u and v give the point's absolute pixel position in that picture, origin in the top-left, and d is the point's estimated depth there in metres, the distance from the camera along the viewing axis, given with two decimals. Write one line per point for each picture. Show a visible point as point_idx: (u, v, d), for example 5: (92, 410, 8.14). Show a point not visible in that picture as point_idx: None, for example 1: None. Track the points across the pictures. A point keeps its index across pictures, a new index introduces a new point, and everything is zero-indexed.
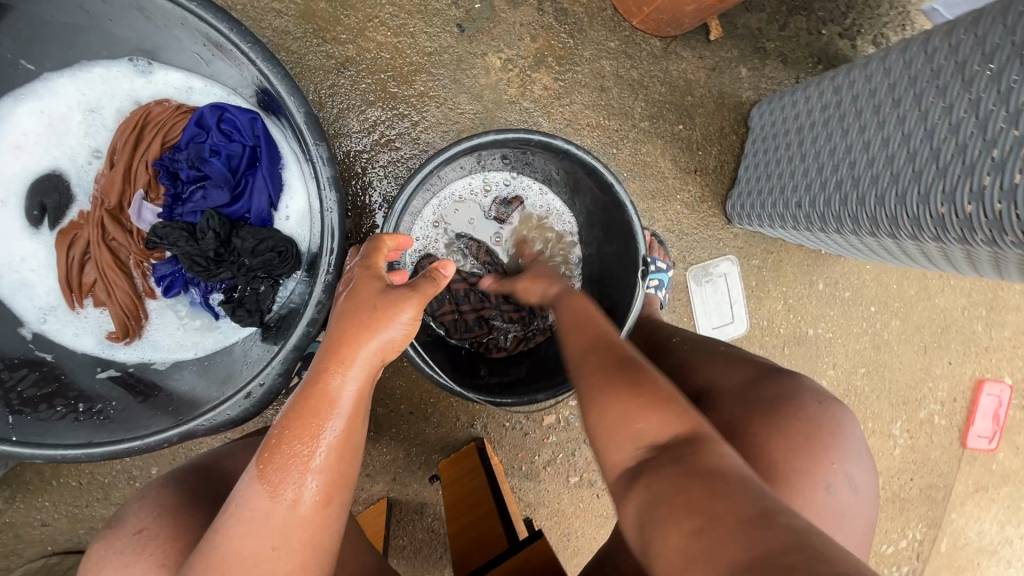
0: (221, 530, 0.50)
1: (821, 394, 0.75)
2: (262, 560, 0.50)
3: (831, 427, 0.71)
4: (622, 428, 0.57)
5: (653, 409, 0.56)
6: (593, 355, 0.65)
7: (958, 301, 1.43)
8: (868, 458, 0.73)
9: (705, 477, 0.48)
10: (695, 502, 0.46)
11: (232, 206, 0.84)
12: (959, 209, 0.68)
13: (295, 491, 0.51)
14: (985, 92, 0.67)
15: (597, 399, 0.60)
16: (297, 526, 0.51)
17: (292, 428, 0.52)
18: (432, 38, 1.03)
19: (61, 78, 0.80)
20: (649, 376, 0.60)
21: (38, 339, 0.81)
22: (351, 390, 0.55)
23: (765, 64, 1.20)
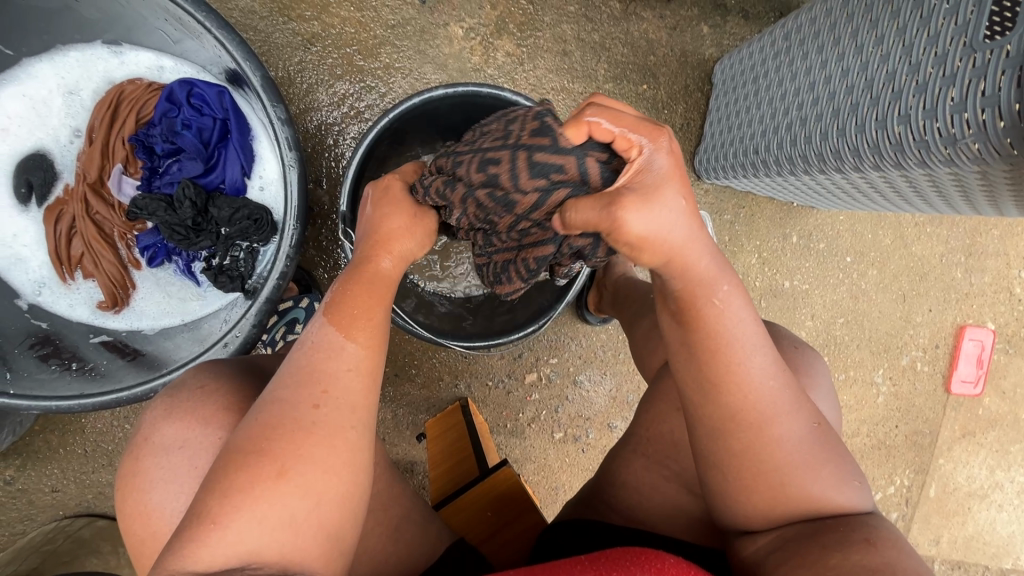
0: (298, 358, 0.56)
1: (798, 341, 0.77)
2: (342, 376, 0.55)
3: (808, 369, 0.73)
4: (802, 498, 0.59)
5: (830, 479, 0.59)
6: (778, 412, 0.58)
7: (936, 249, 1.44)
8: (834, 395, 0.75)
9: (873, 530, 0.56)
10: (877, 545, 0.53)
11: (207, 178, 0.88)
12: (891, 133, 0.71)
13: (358, 331, 0.57)
14: (910, 20, 0.70)
15: (781, 467, 0.58)
16: (360, 361, 0.56)
17: (352, 288, 0.60)
18: (394, 11, 1.07)
19: (39, 63, 0.84)
20: (828, 442, 0.61)
21: (34, 309, 0.86)
22: (395, 271, 0.65)
23: (727, 20, 1.21)
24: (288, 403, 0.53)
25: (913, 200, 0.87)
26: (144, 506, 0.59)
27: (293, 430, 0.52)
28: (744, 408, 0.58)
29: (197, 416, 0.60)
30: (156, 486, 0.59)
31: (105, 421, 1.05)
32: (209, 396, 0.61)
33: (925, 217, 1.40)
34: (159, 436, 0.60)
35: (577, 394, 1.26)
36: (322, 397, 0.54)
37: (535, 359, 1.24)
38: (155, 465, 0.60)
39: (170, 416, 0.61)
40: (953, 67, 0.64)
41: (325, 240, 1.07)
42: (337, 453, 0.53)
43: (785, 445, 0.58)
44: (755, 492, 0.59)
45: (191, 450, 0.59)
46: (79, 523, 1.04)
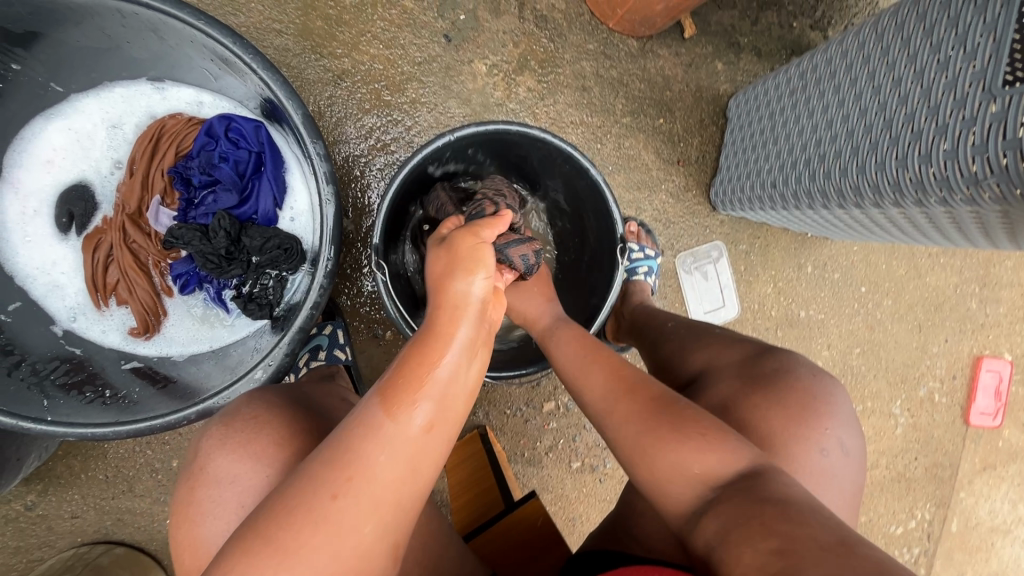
0: (340, 434, 0.54)
1: (815, 368, 0.77)
2: (375, 466, 0.52)
3: (826, 398, 0.73)
4: (684, 470, 0.60)
5: (708, 446, 0.60)
6: (620, 398, 0.69)
7: (950, 280, 1.45)
8: (856, 423, 0.74)
9: (776, 505, 0.53)
10: (769, 527, 0.51)
11: (240, 209, 0.91)
12: (911, 172, 0.73)
13: (407, 413, 0.54)
14: (927, 64, 0.73)
15: (636, 448, 0.64)
16: (404, 444, 0.53)
17: (408, 360, 0.56)
18: (421, 48, 1.11)
19: (85, 98, 0.88)
20: (689, 415, 0.64)
21: (68, 335, 0.88)
22: (467, 333, 0.59)
23: (740, 58, 1.26)
24: (313, 483, 0.51)
25: (931, 234, 0.89)
26: (193, 538, 0.60)
27: (303, 519, 0.50)
28: (593, 404, 0.72)
29: (253, 446, 0.62)
30: (205, 518, 0.60)
31: (128, 447, 1.05)
32: (262, 427, 0.64)
33: (938, 248, 1.41)
34: (213, 466, 0.62)
35: None
36: (344, 486, 0.51)
37: (553, 388, 1.24)
38: (208, 496, 0.61)
39: (223, 447, 0.63)
40: (973, 110, 0.65)
41: (349, 268, 1.10)
42: (351, 540, 0.51)
43: (635, 416, 0.66)
44: (640, 470, 0.64)
45: (243, 483, 0.60)
46: (97, 550, 1.03)
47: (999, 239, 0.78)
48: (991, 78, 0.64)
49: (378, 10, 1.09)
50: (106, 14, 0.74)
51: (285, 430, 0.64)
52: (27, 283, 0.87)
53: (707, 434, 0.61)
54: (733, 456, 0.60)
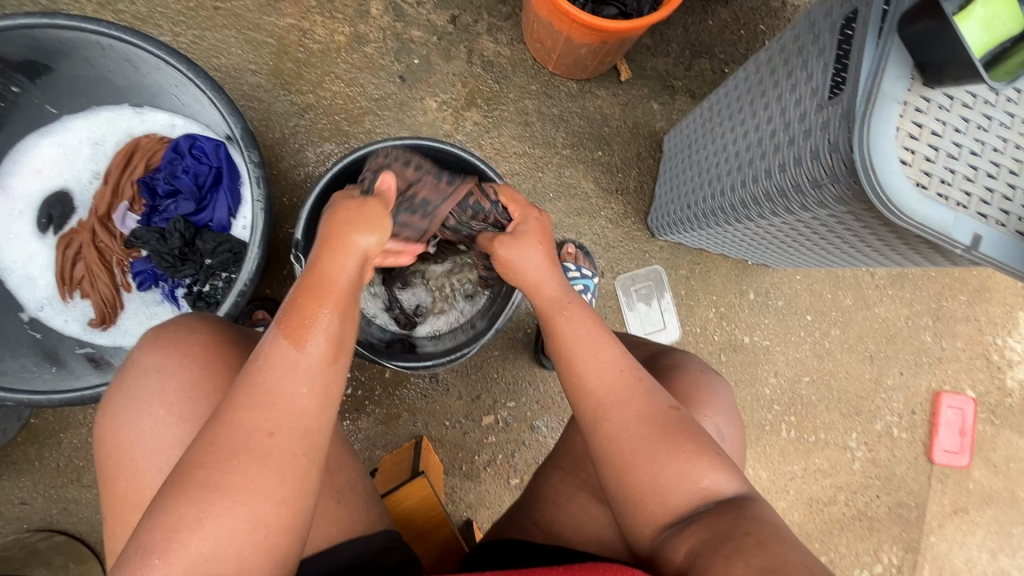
0: (250, 376, 0.59)
1: (705, 367, 0.88)
2: (291, 399, 0.58)
3: (708, 389, 0.83)
4: (679, 479, 0.67)
5: (708, 463, 0.68)
6: (629, 397, 0.72)
7: (900, 312, 1.46)
8: (736, 414, 0.85)
9: (767, 528, 0.61)
10: (766, 546, 0.58)
11: (197, 216, 1.03)
12: (776, 180, 0.80)
13: (305, 341, 0.60)
14: (785, 88, 0.81)
15: (645, 450, 0.68)
16: (311, 374, 0.60)
17: (301, 294, 0.63)
18: (379, 87, 1.25)
19: (75, 119, 1.02)
20: (694, 432, 0.70)
21: (33, 321, 0.98)
22: (348, 271, 0.67)
23: (675, 99, 1.37)
24: (239, 425, 0.57)
25: (832, 244, 0.94)
26: (113, 425, 0.67)
27: (241, 460, 0.56)
28: (603, 394, 0.73)
29: (183, 344, 0.69)
30: (129, 404, 0.67)
31: (81, 437, 1.12)
32: (192, 331, 0.71)
33: (884, 279, 1.43)
34: (141, 361, 0.68)
35: (534, 440, 1.28)
36: (270, 421, 0.57)
37: (492, 402, 1.27)
38: (133, 388, 0.67)
39: (155, 343, 0.69)
40: (809, 123, 0.73)
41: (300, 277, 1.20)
42: (283, 467, 0.57)
43: (645, 421, 0.70)
44: (637, 468, 0.68)
45: (168, 376, 0.67)
46: (38, 536, 1.08)
47: (878, 244, 0.82)
48: (821, 93, 0.71)
49: (342, 55, 1.24)
50: (89, 46, 0.88)
51: (211, 336, 0.71)
52: (4, 273, 0.99)
53: (703, 448, 0.69)
54: (728, 478, 0.68)
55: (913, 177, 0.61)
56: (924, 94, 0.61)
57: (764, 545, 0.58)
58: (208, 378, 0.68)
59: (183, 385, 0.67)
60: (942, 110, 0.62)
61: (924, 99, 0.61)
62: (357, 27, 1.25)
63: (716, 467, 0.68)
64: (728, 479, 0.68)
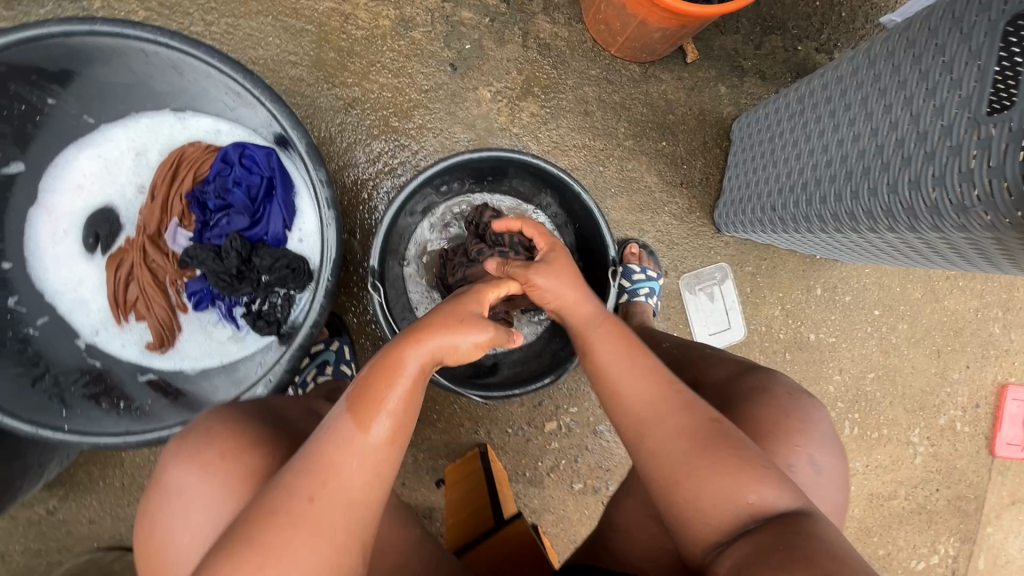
0: (311, 446, 0.56)
1: (795, 388, 0.76)
2: (345, 472, 0.55)
3: (800, 415, 0.73)
4: (724, 497, 0.60)
5: (760, 480, 0.61)
6: (667, 412, 0.65)
7: (970, 304, 1.40)
8: (836, 443, 0.74)
9: (826, 550, 0.54)
10: (812, 561, 0.53)
11: (252, 231, 0.97)
12: (901, 197, 0.73)
13: (369, 425, 0.56)
14: (916, 91, 0.72)
15: (686, 467, 0.62)
16: (368, 454, 0.56)
17: (373, 375, 0.58)
18: (428, 77, 1.15)
19: (114, 127, 0.94)
20: (745, 447, 0.63)
21: (89, 348, 0.94)
22: (416, 369, 0.59)
23: (744, 81, 1.26)
24: (289, 491, 0.54)
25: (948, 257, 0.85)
26: (156, 547, 0.62)
27: (284, 524, 0.52)
28: (640, 409, 0.66)
29: (203, 456, 0.62)
30: (162, 526, 0.61)
31: (143, 455, 1.10)
32: (210, 439, 0.63)
33: (957, 271, 1.37)
34: (165, 478, 0.62)
35: (597, 445, 1.26)
36: (320, 489, 0.54)
37: (554, 408, 1.24)
38: (161, 507, 0.62)
39: (176, 457, 0.63)
40: (959, 138, 0.65)
41: (356, 285, 1.15)
42: (315, 548, 0.53)
43: (688, 434, 0.64)
44: (678, 485, 0.62)
45: (191, 493, 0.60)
46: (110, 555, 1.08)
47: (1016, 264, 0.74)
48: (975, 106, 0.63)
49: (388, 42, 1.14)
50: (131, 53, 0.79)
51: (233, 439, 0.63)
52: (55, 298, 0.93)
53: (751, 467, 0.61)
54: (783, 493, 0.61)
55: None
56: None
57: (811, 560, 0.53)
58: (228, 495, 0.59)
59: (205, 503, 0.60)
60: None
61: None
62: (403, 9, 1.14)
63: (770, 484, 0.61)
64: (784, 495, 0.61)
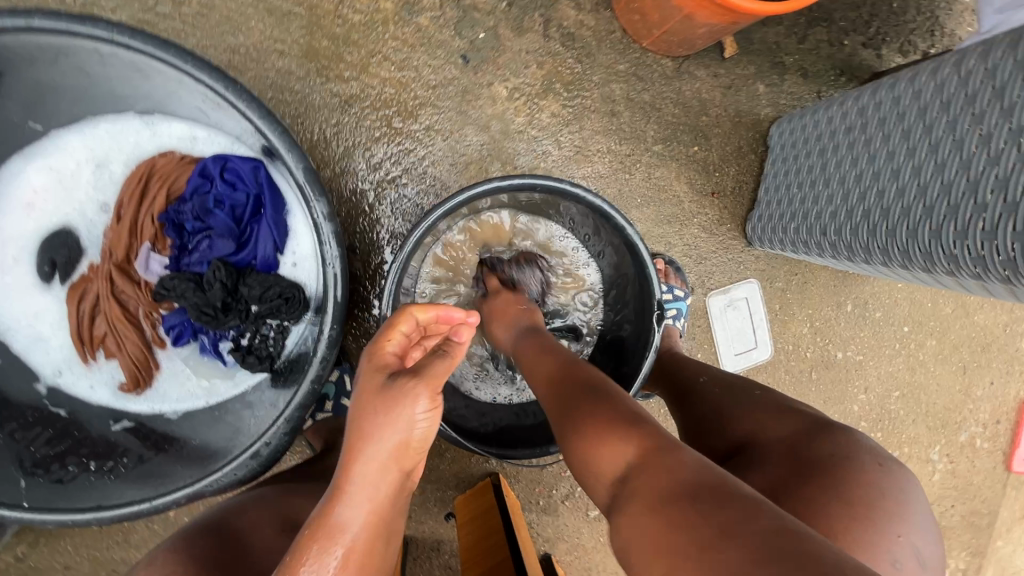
0: None
1: (882, 455, 0.65)
2: None
3: (895, 495, 0.60)
4: (594, 464, 0.58)
5: (613, 434, 0.58)
6: (554, 403, 0.67)
7: (999, 319, 1.34)
8: (934, 527, 0.61)
9: (672, 487, 0.49)
10: (652, 505, 0.49)
11: (238, 255, 0.84)
12: (972, 247, 0.65)
13: None
14: (995, 129, 0.64)
15: (567, 447, 0.62)
16: None
17: (308, 546, 0.50)
18: (437, 70, 1.01)
19: (68, 134, 0.79)
20: (609, 409, 0.61)
21: (52, 393, 0.81)
22: (357, 514, 0.51)
23: (784, 79, 1.14)
24: None
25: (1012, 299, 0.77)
26: None
27: None
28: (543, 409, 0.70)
29: None
30: None
31: None
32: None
33: None
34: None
35: None
36: None
37: None
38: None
39: None
40: None
41: (358, 307, 1.03)
42: None
43: (564, 417, 0.64)
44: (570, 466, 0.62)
45: None
46: None
47: None
48: (1011, 189, 0.61)
49: (390, 28, 0.98)
50: (82, 54, 0.64)
51: None
52: (9, 335, 0.80)
53: (614, 424, 0.59)
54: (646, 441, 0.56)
55: None
56: None
57: (647, 505, 0.49)
58: None
59: None
60: None
61: None
62: None
63: (624, 439, 0.57)
64: (645, 440, 0.56)
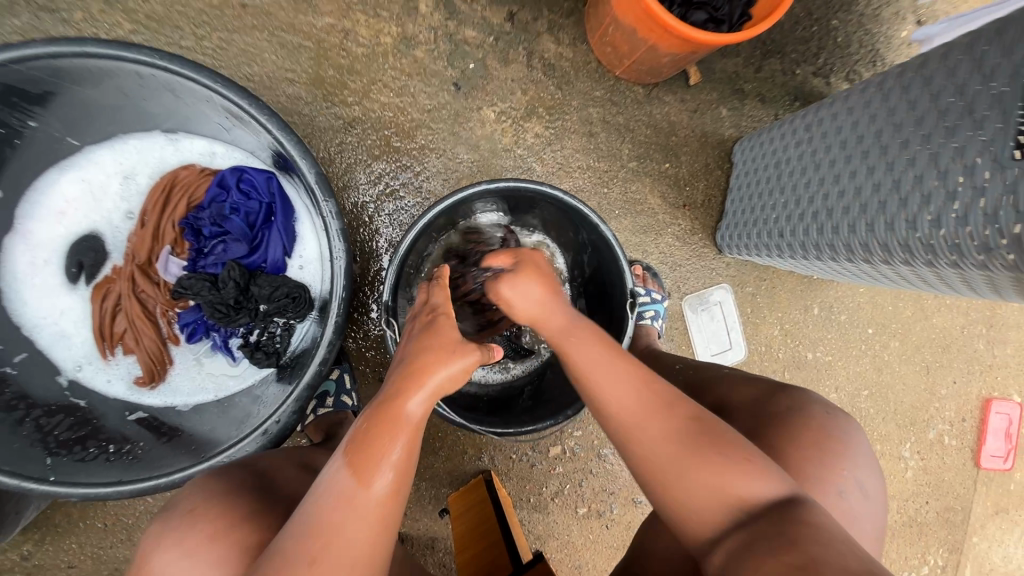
0: (308, 507, 0.54)
1: (830, 407, 0.78)
2: (345, 526, 0.53)
3: (841, 437, 0.74)
4: (716, 489, 0.60)
5: (743, 472, 0.60)
6: (646, 413, 0.65)
7: (957, 321, 1.44)
8: (873, 461, 0.75)
9: (810, 529, 0.55)
10: (797, 545, 0.53)
11: (250, 258, 0.91)
12: (920, 234, 0.73)
13: (374, 477, 0.55)
14: (932, 130, 0.73)
15: (675, 469, 0.62)
16: (369, 511, 0.54)
17: (373, 424, 0.57)
18: (431, 96, 1.12)
19: (100, 149, 0.88)
20: (726, 436, 0.63)
21: (73, 386, 0.88)
22: (419, 410, 0.59)
23: (744, 104, 1.27)
24: (288, 559, 0.52)
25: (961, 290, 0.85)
26: None
27: None
28: (623, 414, 0.66)
29: (188, 540, 0.56)
30: None
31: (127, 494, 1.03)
32: (196, 519, 0.58)
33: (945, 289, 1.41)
34: (152, 566, 0.57)
35: (601, 468, 1.24)
36: (320, 550, 0.52)
37: (559, 432, 1.23)
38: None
39: (161, 544, 0.57)
40: (981, 180, 0.65)
41: (358, 309, 1.11)
42: None
43: (673, 437, 0.63)
44: (668, 483, 0.62)
45: None
46: None
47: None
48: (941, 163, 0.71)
49: (389, 60, 1.10)
50: (125, 76, 0.74)
51: (222, 517, 0.58)
52: (34, 332, 0.87)
53: (745, 458, 0.61)
54: (768, 482, 0.60)
55: None
56: None
57: (795, 543, 0.54)
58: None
59: None
60: None
61: None
62: (405, 27, 1.10)
63: (756, 474, 0.60)
64: (774, 483, 0.60)
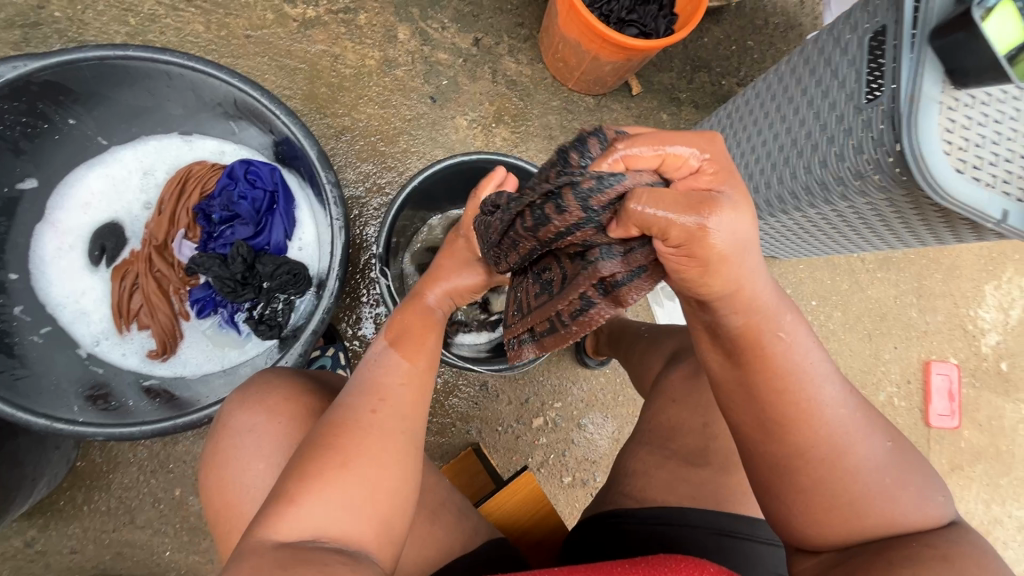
0: (363, 373, 0.68)
1: None
2: (394, 385, 0.66)
3: None
4: (878, 508, 0.59)
5: (905, 492, 0.60)
6: (836, 432, 0.59)
7: (889, 292, 1.61)
8: None
9: (958, 545, 0.57)
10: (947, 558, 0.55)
11: (255, 240, 1.02)
12: (815, 176, 0.90)
13: (412, 354, 0.69)
14: (814, 94, 0.91)
15: (845, 488, 0.59)
16: (409, 374, 0.67)
17: (405, 317, 0.74)
18: (411, 107, 1.30)
19: (124, 149, 1.01)
20: (896, 456, 0.62)
21: (91, 357, 0.96)
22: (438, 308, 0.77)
23: (681, 110, 1.48)
24: (352, 407, 0.63)
25: (863, 234, 1.02)
26: (222, 483, 0.69)
27: (357, 430, 0.61)
28: (818, 432, 0.59)
29: (267, 400, 0.72)
30: (232, 464, 0.70)
31: (132, 476, 1.08)
32: (274, 387, 0.73)
33: (874, 264, 1.59)
34: (232, 421, 0.71)
35: (581, 438, 1.33)
36: (378, 404, 0.63)
37: (540, 404, 1.32)
38: (231, 446, 0.70)
39: (242, 405, 0.72)
40: (849, 123, 0.83)
41: (351, 293, 1.23)
42: (388, 447, 0.61)
43: (857, 462, 0.60)
44: (825, 498, 0.60)
45: (258, 433, 0.70)
46: None
47: (914, 229, 0.91)
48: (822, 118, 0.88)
49: (373, 78, 1.28)
50: (157, 76, 0.90)
51: (293, 389, 0.74)
52: (57, 310, 0.96)
53: (912, 481, 0.61)
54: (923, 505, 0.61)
55: (953, 164, 0.74)
56: (954, 94, 0.74)
57: (942, 553, 0.56)
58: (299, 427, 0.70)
59: (275, 435, 0.70)
60: (966, 108, 0.75)
61: (953, 100, 0.74)
62: (386, 51, 1.29)
63: (915, 491, 0.61)
64: (927, 500, 0.61)
